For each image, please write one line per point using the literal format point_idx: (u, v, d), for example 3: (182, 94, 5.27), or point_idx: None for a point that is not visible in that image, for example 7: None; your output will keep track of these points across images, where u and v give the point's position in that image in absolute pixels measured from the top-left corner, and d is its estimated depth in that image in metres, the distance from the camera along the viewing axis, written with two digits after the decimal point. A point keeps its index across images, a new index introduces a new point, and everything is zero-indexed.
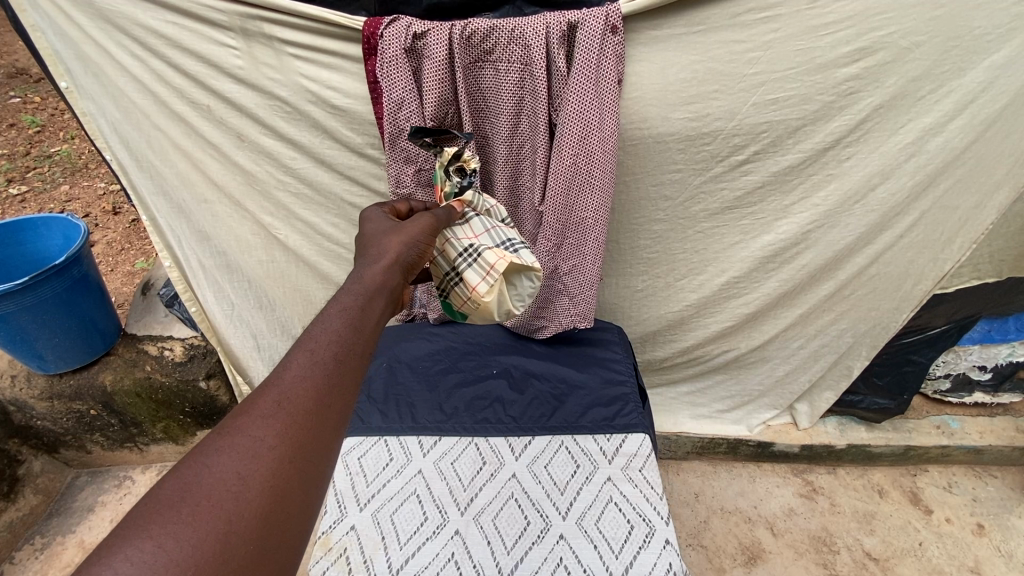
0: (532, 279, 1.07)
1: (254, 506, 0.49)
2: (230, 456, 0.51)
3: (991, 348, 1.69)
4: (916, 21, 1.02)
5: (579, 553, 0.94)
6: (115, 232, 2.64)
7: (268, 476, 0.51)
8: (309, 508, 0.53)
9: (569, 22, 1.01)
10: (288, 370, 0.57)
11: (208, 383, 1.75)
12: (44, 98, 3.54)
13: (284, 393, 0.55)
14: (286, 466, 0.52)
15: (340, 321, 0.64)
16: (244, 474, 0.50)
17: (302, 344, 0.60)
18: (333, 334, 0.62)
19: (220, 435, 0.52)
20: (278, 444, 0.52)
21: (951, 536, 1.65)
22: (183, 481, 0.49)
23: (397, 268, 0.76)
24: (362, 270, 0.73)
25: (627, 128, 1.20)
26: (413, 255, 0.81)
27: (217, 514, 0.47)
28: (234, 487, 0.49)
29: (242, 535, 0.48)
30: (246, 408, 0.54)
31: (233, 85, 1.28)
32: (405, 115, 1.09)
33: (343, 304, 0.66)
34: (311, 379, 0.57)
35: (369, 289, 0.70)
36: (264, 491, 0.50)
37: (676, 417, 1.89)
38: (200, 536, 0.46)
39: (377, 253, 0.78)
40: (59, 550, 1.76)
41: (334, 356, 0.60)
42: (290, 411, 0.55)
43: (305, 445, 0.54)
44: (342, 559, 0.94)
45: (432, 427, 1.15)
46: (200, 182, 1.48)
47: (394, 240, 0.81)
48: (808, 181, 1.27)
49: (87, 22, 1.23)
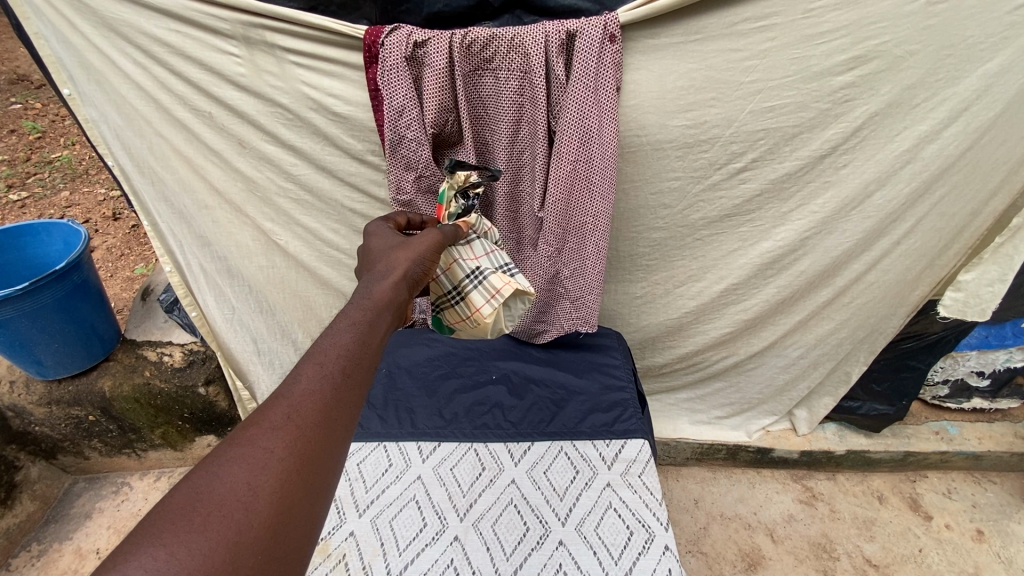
0: (526, 302, 1.09)
1: (264, 516, 0.49)
2: (242, 466, 0.51)
3: (988, 354, 1.70)
4: (910, 30, 1.03)
5: (579, 559, 0.94)
6: (115, 238, 2.64)
7: (277, 488, 0.51)
8: (314, 519, 0.53)
9: (568, 31, 1.02)
10: (298, 383, 0.58)
11: (207, 389, 1.77)
12: (45, 104, 3.55)
13: (293, 405, 0.56)
14: (294, 478, 0.52)
15: (349, 335, 0.64)
16: (254, 484, 0.50)
17: (310, 358, 0.61)
18: (341, 348, 0.62)
19: (230, 445, 0.53)
20: (287, 457, 0.53)
21: (950, 542, 1.65)
22: (195, 489, 0.49)
23: (405, 285, 0.77)
24: (370, 286, 0.74)
25: (625, 135, 1.21)
26: (419, 271, 0.82)
27: (226, 523, 0.48)
28: (244, 497, 0.50)
29: (251, 545, 0.48)
30: (256, 420, 0.55)
31: (236, 93, 1.29)
32: (406, 123, 1.09)
33: (351, 318, 0.67)
34: (320, 392, 0.58)
35: (378, 305, 0.71)
36: (272, 502, 0.50)
37: (675, 423, 1.90)
38: (210, 543, 0.46)
39: (385, 269, 0.79)
40: (55, 557, 1.74)
41: (342, 370, 0.60)
42: (299, 423, 0.55)
43: (314, 458, 0.54)
44: (341, 565, 0.94)
45: (431, 432, 1.16)
46: (201, 189, 1.48)
47: (401, 256, 0.81)
48: (805, 189, 1.27)
49: (91, 29, 1.24)
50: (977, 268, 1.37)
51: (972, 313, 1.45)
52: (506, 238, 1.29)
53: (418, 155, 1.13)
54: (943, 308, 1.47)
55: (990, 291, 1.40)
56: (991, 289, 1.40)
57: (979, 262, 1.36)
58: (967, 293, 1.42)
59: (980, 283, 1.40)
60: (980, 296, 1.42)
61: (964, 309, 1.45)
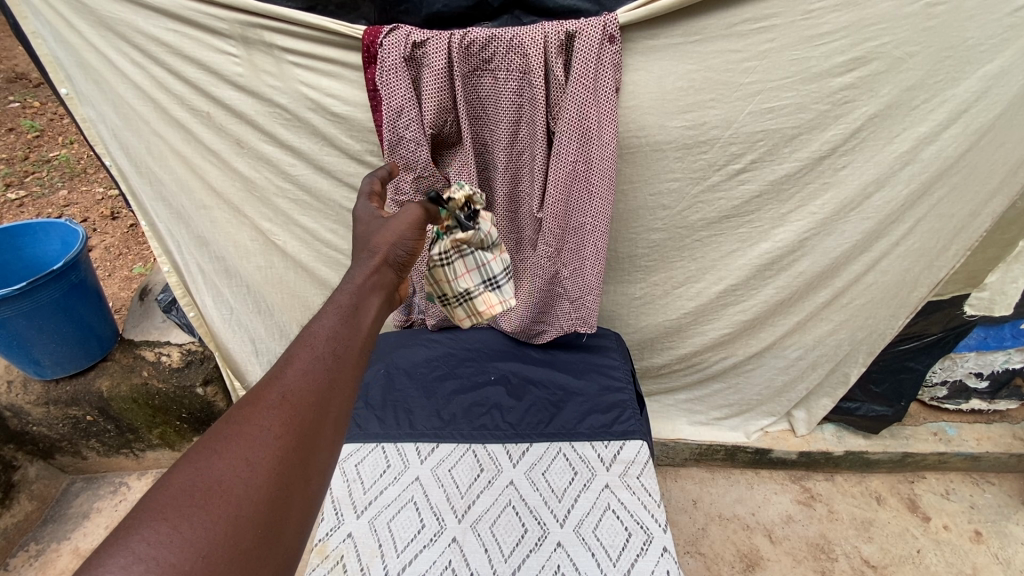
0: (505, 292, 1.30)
1: (262, 492, 0.51)
2: (238, 444, 0.52)
3: (986, 355, 1.70)
4: (910, 32, 1.03)
5: (578, 561, 0.94)
6: (113, 238, 2.64)
7: (274, 464, 0.52)
8: (314, 493, 0.55)
9: (567, 32, 1.02)
10: (291, 365, 0.58)
11: (205, 389, 1.75)
12: (44, 103, 3.55)
13: (287, 385, 0.57)
14: (291, 455, 0.54)
15: (336, 318, 0.65)
16: (251, 462, 0.52)
17: (302, 341, 0.61)
18: (330, 331, 0.63)
19: (226, 425, 0.54)
20: (283, 435, 0.54)
21: (948, 543, 1.65)
22: (194, 467, 0.51)
23: (387, 270, 0.77)
24: (354, 273, 0.74)
25: (624, 136, 1.20)
26: (403, 255, 0.81)
27: (226, 499, 0.49)
28: (242, 474, 0.51)
29: (250, 519, 0.50)
30: (251, 400, 0.55)
31: (234, 93, 1.28)
32: (404, 123, 1.09)
33: (337, 303, 0.67)
34: (313, 373, 0.58)
35: (362, 291, 0.71)
36: (270, 478, 0.52)
37: (673, 424, 1.90)
38: (211, 519, 0.48)
39: (368, 255, 0.78)
40: (53, 557, 1.74)
41: (333, 352, 0.61)
42: (294, 403, 0.56)
43: (310, 435, 0.55)
44: (339, 566, 0.94)
45: (430, 433, 1.15)
46: (199, 188, 1.48)
47: (384, 240, 0.80)
48: (803, 190, 1.27)
49: (88, 28, 1.24)
50: (1001, 269, 1.42)
51: (998, 308, 1.49)
52: (505, 239, 1.28)
53: (416, 155, 1.12)
54: (970, 308, 1.51)
55: (1013, 287, 1.44)
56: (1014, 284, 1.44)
57: (1003, 264, 1.41)
58: (991, 292, 1.47)
59: (1004, 281, 1.44)
60: (1004, 292, 1.46)
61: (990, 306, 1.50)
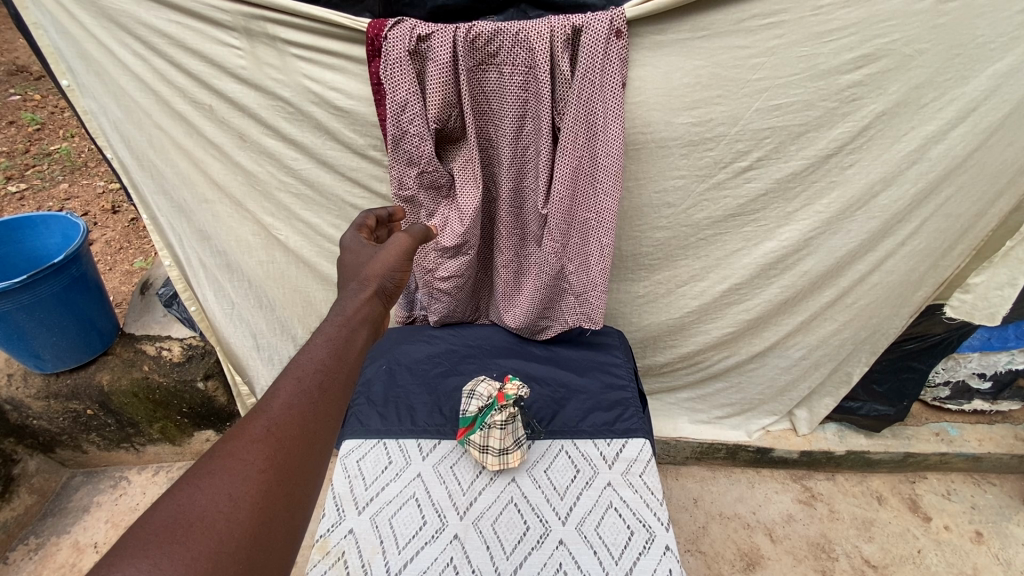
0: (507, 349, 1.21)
1: (245, 526, 0.53)
2: (221, 479, 0.54)
3: (990, 356, 1.69)
4: (919, 29, 1.02)
5: (579, 559, 0.94)
6: (113, 232, 2.63)
7: (257, 499, 0.55)
8: (296, 529, 0.56)
9: (573, 26, 1.01)
10: (276, 398, 0.61)
11: (206, 384, 1.76)
12: (44, 96, 3.53)
13: (273, 419, 0.59)
14: (273, 489, 0.56)
15: (325, 350, 0.67)
16: (234, 496, 0.54)
17: (289, 373, 0.63)
18: (318, 363, 0.65)
19: (210, 460, 0.56)
20: (266, 468, 0.56)
21: (949, 543, 1.65)
22: (177, 502, 0.52)
23: (378, 301, 0.79)
24: (345, 302, 0.76)
25: (630, 132, 1.20)
26: (392, 285, 0.84)
27: (209, 534, 0.51)
28: (226, 508, 0.53)
29: (232, 554, 0.51)
30: (236, 433, 0.58)
31: (237, 86, 1.27)
32: (408, 117, 1.08)
33: (327, 334, 0.69)
34: (298, 406, 0.61)
35: (351, 321, 0.73)
36: (252, 513, 0.54)
37: (675, 422, 1.90)
38: (192, 555, 0.50)
39: (359, 284, 0.80)
40: (53, 550, 1.74)
41: (319, 384, 0.63)
42: (278, 436, 0.58)
43: (293, 469, 0.58)
44: (340, 563, 0.93)
45: (432, 429, 1.15)
46: (201, 182, 1.47)
47: (377, 269, 0.84)
48: (810, 189, 1.26)
49: (90, 20, 1.23)
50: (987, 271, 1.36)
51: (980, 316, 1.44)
52: (507, 236, 1.26)
53: (420, 150, 1.11)
54: (952, 309, 1.46)
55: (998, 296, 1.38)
56: (1000, 293, 1.38)
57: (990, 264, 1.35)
58: (974, 296, 1.41)
59: (989, 285, 1.38)
60: (988, 299, 1.40)
61: (972, 311, 1.44)
